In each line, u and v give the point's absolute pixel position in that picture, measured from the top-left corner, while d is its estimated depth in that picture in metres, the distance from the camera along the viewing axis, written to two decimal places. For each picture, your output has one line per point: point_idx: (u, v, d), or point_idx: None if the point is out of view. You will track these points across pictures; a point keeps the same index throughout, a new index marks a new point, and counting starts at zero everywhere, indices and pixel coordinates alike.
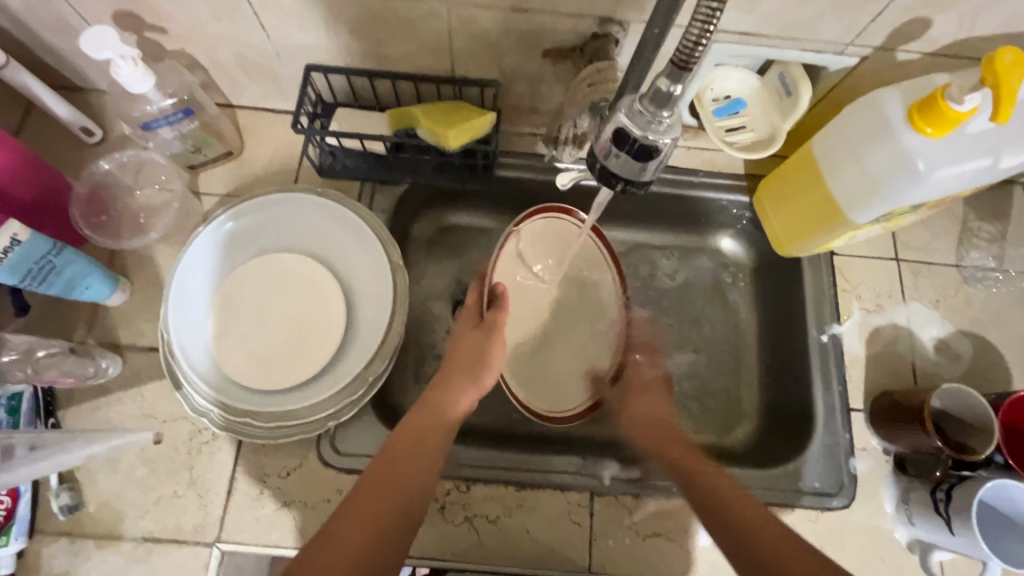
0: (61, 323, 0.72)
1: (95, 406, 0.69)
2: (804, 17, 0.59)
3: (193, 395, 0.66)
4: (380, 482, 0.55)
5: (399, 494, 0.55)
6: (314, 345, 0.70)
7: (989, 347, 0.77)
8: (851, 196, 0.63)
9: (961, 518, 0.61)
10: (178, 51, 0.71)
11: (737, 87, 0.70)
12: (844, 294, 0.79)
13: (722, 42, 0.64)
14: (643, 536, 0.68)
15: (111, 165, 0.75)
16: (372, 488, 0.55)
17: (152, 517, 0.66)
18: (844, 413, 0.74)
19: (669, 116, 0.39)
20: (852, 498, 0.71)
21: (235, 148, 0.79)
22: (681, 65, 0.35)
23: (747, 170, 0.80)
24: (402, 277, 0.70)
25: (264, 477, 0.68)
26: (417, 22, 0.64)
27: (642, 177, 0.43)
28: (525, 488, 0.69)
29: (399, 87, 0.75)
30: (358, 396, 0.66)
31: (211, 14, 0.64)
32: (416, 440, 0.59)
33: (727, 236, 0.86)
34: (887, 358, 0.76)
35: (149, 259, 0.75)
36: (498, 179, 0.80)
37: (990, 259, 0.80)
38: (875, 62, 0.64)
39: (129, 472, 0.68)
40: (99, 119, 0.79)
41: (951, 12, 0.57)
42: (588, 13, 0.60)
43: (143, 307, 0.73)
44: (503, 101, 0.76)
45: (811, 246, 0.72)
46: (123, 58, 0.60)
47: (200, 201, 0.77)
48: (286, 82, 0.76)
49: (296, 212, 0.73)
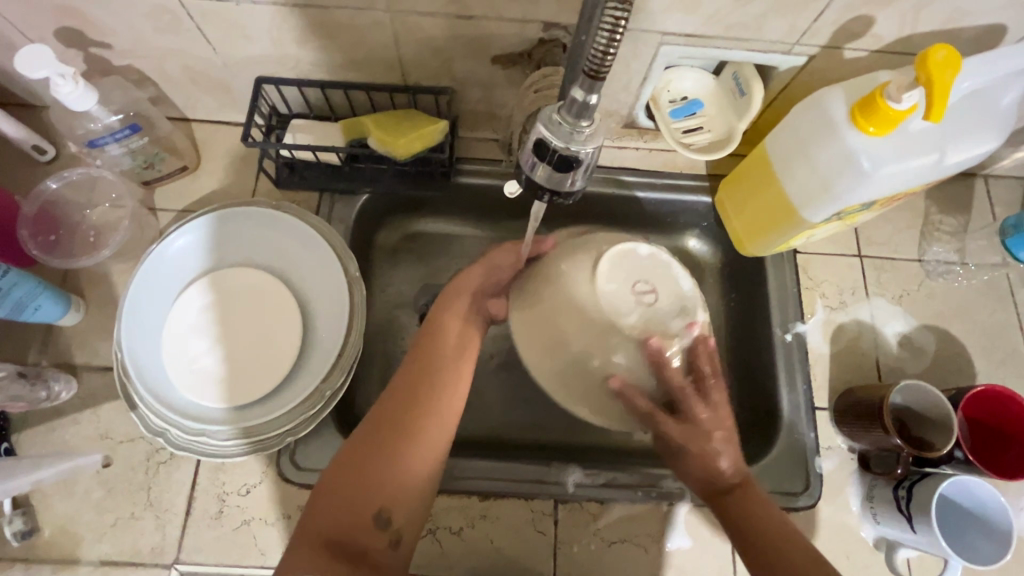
0: (14, 345, 0.71)
1: (50, 429, 0.68)
2: (748, 17, 0.59)
3: (148, 414, 0.65)
4: (399, 397, 0.58)
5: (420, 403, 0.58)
6: (273, 360, 0.69)
7: (952, 341, 0.77)
8: (803, 196, 0.62)
9: (922, 515, 0.61)
10: (125, 67, 0.70)
11: (691, 88, 0.70)
12: (808, 291, 0.78)
13: (672, 44, 0.63)
14: (609, 542, 0.67)
15: (59, 184, 0.74)
16: (392, 401, 0.58)
17: (109, 540, 0.65)
18: (810, 412, 0.73)
19: (589, 126, 0.38)
20: (819, 497, 0.70)
21: (190, 162, 0.78)
22: (593, 74, 0.35)
23: (708, 171, 0.80)
24: (358, 288, 0.69)
25: (224, 496, 0.67)
26: (361, 31, 0.63)
27: (568, 187, 0.42)
28: (489, 497, 0.68)
29: (353, 97, 0.74)
30: (315, 411, 0.65)
31: (153, 28, 0.64)
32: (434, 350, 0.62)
33: (692, 236, 0.85)
34: (851, 355, 0.76)
35: (103, 277, 0.74)
36: (458, 185, 0.79)
37: (952, 252, 0.80)
38: (824, 60, 0.64)
39: (85, 494, 0.67)
40: (51, 136, 0.78)
41: (891, 9, 0.57)
42: (531, 18, 0.60)
43: (99, 326, 0.72)
44: (459, 107, 0.75)
45: (771, 246, 0.71)
46: (62, 76, 0.59)
47: (155, 216, 0.76)
48: (239, 94, 0.75)
49: (251, 226, 0.72)
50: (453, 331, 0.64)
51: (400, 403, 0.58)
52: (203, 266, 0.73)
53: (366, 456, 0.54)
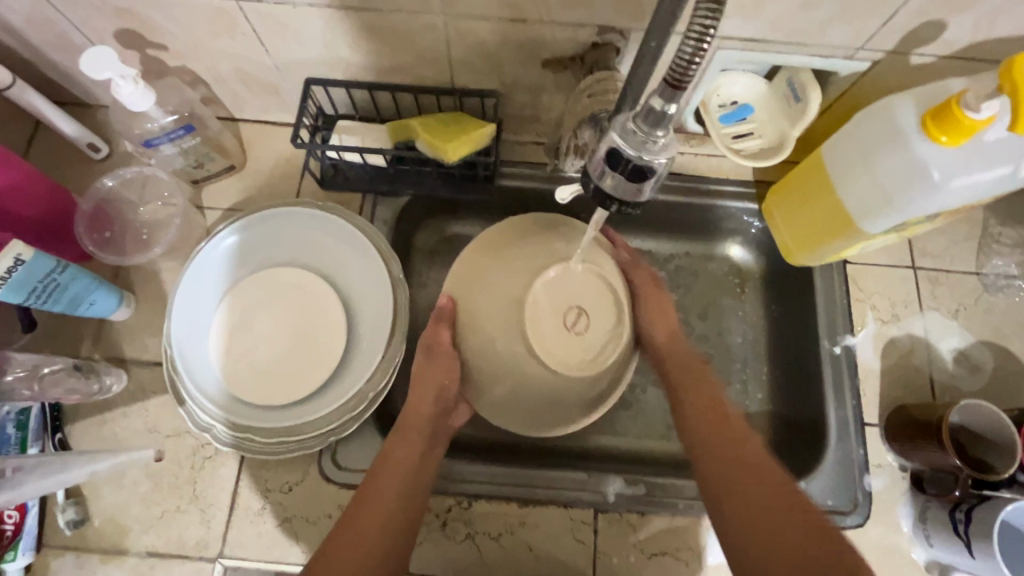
0: (68, 338, 0.73)
1: (101, 421, 0.70)
2: (812, 22, 0.57)
3: (196, 410, 0.66)
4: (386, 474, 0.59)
5: (409, 471, 0.60)
6: (314, 359, 0.70)
7: (1012, 358, 0.73)
8: (861, 206, 0.61)
9: (982, 540, 0.59)
10: (179, 68, 0.71)
11: (742, 92, 0.68)
12: (858, 303, 0.76)
13: (727, 49, 0.62)
14: (649, 555, 0.66)
15: (114, 182, 0.76)
16: (386, 474, 0.59)
17: (156, 532, 0.67)
18: (859, 429, 0.71)
19: (664, 136, 0.40)
20: (868, 516, 0.68)
21: (238, 162, 0.79)
22: (674, 83, 0.36)
23: (756, 177, 0.78)
24: (402, 291, 0.70)
25: (267, 492, 0.68)
26: (414, 34, 0.63)
27: (638, 198, 0.43)
28: (528, 504, 0.68)
29: (400, 99, 0.74)
30: (359, 412, 0.65)
31: (210, 30, 0.64)
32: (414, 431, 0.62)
33: (736, 244, 0.83)
34: (903, 370, 0.73)
35: (153, 274, 0.76)
36: (500, 188, 0.78)
37: (1013, 266, 0.77)
38: (887, 66, 0.62)
39: (134, 487, 0.68)
40: (104, 134, 0.79)
41: (967, 13, 0.55)
42: (587, 22, 0.59)
43: (148, 321, 0.74)
44: (504, 110, 0.75)
45: (821, 256, 0.69)
46: (124, 78, 0.60)
47: (203, 215, 0.78)
48: (287, 94, 0.75)
49: (296, 225, 0.73)
50: (418, 425, 0.62)
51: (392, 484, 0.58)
52: (248, 265, 0.73)
53: (362, 529, 0.56)
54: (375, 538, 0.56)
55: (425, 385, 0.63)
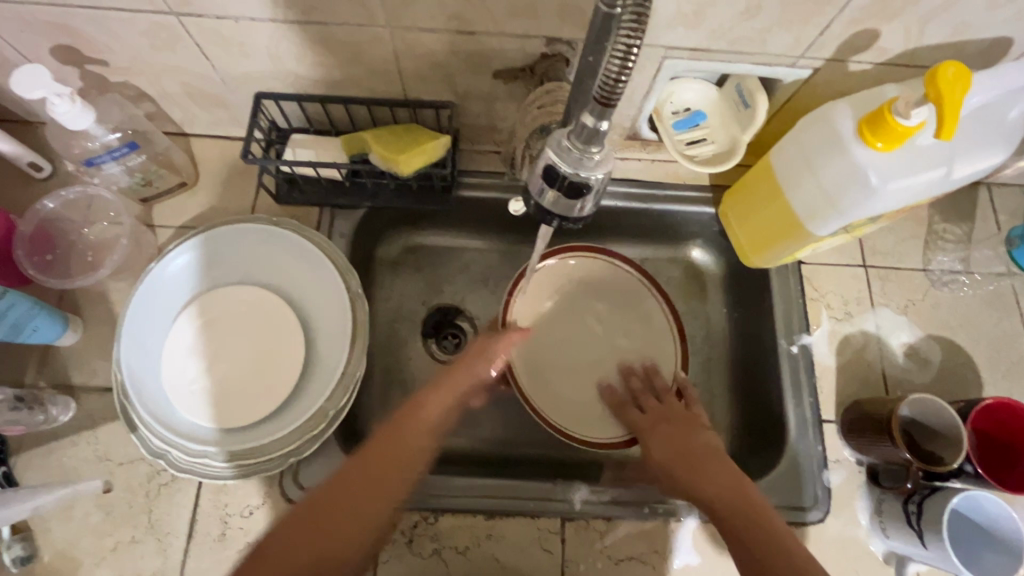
0: (11, 366, 0.70)
1: (48, 451, 0.67)
2: (753, 30, 0.58)
3: (149, 436, 0.63)
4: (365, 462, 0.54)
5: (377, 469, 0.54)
6: (273, 379, 0.69)
7: (959, 350, 0.76)
8: (808, 208, 0.62)
9: (932, 530, 0.60)
10: (122, 83, 0.69)
11: (694, 99, 0.69)
12: (813, 302, 0.78)
13: (674, 58, 0.62)
14: (616, 560, 0.67)
15: (56, 203, 0.73)
16: (365, 464, 0.54)
17: (109, 564, 0.64)
18: (817, 426, 0.73)
19: (599, 152, 0.40)
20: (828, 511, 0.70)
21: (190, 179, 0.77)
22: (604, 101, 0.36)
23: (713, 182, 0.79)
24: (361, 305, 0.68)
25: (227, 517, 0.66)
26: (361, 47, 0.62)
27: (577, 213, 0.43)
28: (495, 516, 0.67)
29: (353, 111, 0.74)
30: (319, 430, 0.64)
31: (149, 44, 0.63)
32: (400, 446, 0.56)
33: (697, 246, 0.85)
34: (859, 366, 0.75)
35: (100, 295, 0.73)
36: (460, 198, 0.78)
37: (958, 261, 0.80)
38: (828, 72, 0.64)
39: (85, 519, 0.66)
40: (48, 153, 0.77)
41: (897, 22, 0.57)
42: (534, 33, 0.60)
43: (96, 345, 0.71)
44: (460, 120, 0.74)
45: (775, 258, 0.71)
46: (59, 96, 0.58)
47: (154, 233, 0.76)
48: (237, 108, 0.74)
49: (253, 242, 0.71)
50: (422, 422, 0.59)
51: (365, 488, 0.53)
52: (202, 285, 0.72)
53: (323, 512, 0.51)
54: (336, 528, 0.50)
55: (466, 368, 0.65)
